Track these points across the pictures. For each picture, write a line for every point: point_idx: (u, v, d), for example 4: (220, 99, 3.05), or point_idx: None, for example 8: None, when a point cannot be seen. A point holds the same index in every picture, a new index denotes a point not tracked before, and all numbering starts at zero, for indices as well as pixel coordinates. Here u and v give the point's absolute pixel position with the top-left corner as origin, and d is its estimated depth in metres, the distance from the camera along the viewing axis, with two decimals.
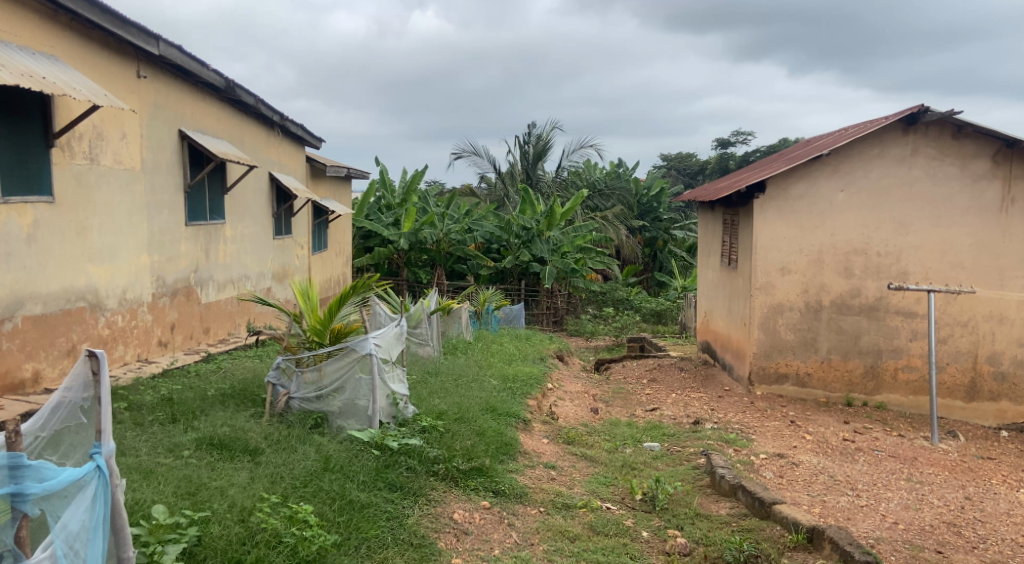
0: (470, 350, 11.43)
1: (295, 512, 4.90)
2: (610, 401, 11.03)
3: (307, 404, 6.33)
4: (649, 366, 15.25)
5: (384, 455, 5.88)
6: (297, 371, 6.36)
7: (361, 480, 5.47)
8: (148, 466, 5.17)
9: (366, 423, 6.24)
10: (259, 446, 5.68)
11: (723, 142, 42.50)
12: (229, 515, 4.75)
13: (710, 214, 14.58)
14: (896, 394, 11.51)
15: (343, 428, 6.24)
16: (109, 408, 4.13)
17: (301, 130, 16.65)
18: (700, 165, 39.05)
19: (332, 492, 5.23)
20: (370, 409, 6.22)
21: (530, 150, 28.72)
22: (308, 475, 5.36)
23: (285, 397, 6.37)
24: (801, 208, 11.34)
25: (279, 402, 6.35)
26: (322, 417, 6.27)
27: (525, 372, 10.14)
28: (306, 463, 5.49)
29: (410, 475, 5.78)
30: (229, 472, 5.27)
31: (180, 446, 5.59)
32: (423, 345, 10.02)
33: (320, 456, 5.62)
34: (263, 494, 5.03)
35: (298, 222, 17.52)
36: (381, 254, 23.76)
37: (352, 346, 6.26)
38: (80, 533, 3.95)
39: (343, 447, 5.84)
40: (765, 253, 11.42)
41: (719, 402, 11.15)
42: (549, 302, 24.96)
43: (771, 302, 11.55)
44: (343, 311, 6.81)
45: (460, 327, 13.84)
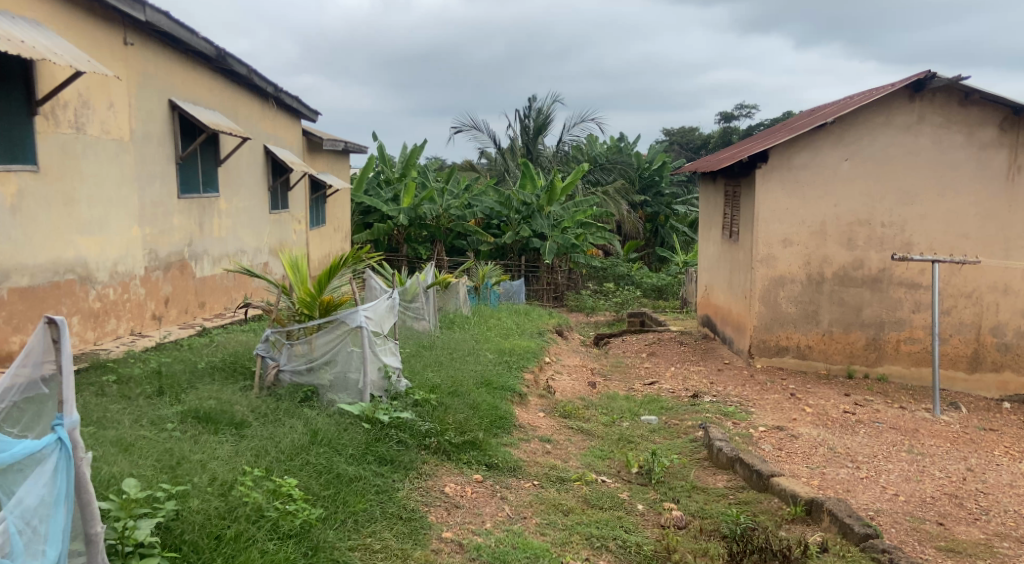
0: (468, 325, 11.33)
1: (279, 486, 4.81)
2: (609, 375, 10.95)
3: (297, 377, 6.21)
4: (649, 340, 15.14)
5: (374, 429, 5.76)
6: (287, 342, 6.24)
7: (351, 453, 5.38)
8: (128, 438, 5.07)
9: (356, 397, 6.12)
10: (246, 419, 5.58)
11: (727, 117, 42.28)
12: (210, 489, 4.65)
13: (711, 185, 14.45)
14: (898, 365, 11.41)
15: (334, 401, 6.12)
16: (70, 377, 3.93)
17: (296, 102, 16.52)
18: (700, 140, 38.84)
19: (320, 466, 5.14)
20: (362, 383, 6.08)
21: (530, 125, 28.55)
22: (295, 448, 5.26)
23: (275, 369, 6.26)
24: (803, 178, 11.22)
25: (269, 374, 6.24)
26: (313, 390, 6.17)
27: (522, 345, 10.04)
28: (294, 436, 5.38)
29: (401, 449, 5.68)
30: (213, 445, 5.17)
31: (166, 418, 5.50)
32: (420, 322, 9.89)
33: (308, 429, 5.52)
34: (246, 468, 4.93)
35: (295, 195, 17.40)
36: (382, 230, 23.97)
37: (343, 319, 6.12)
38: (40, 508, 3.82)
39: (333, 421, 5.72)
40: (765, 224, 11.32)
41: (719, 375, 11.06)
42: (550, 278, 24.81)
43: (772, 275, 11.46)
44: (333, 283, 6.68)
45: (459, 301, 13.73)
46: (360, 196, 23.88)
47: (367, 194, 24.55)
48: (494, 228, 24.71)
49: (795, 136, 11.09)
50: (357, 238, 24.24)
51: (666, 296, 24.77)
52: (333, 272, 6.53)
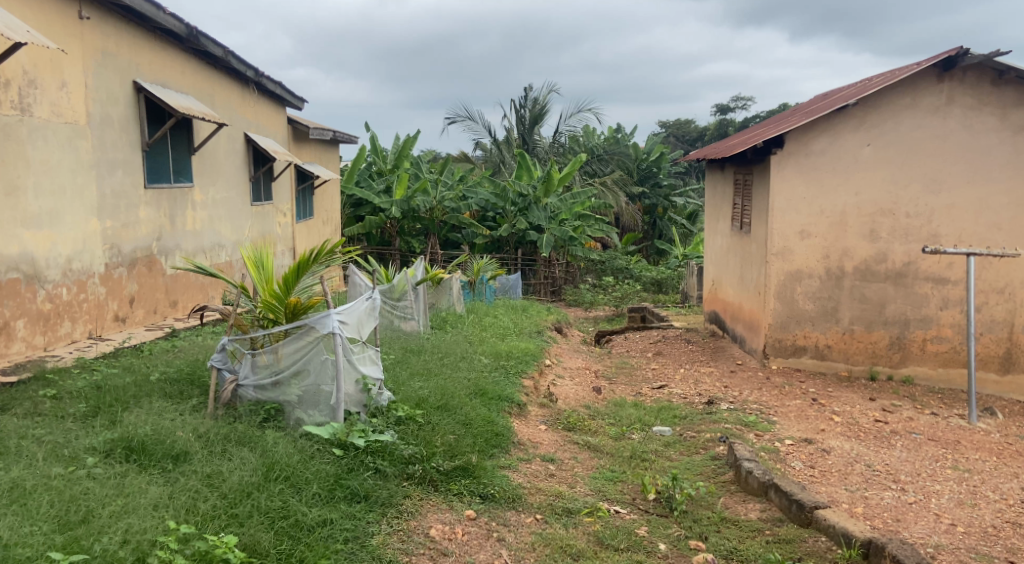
0: (462, 324, 10.49)
1: (214, 546, 4.01)
2: (614, 378, 10.13)
3: (260, 393, 5.38)
4: (653, 337, 14.31)
5: (347, 457, 4.96)
6: (248, 352, 5.40)
7: (313, 492, 4.57)
8: (35, 483, 4.27)
9: (328, 415, 5.29)
10: (188, 450, 4.76)
11: (723, 108, 41.53)
12: (122, 556, 3.85)
13: (720, 174, 13.62)
14: (924, 366, 10.61)
15: (303, 421, 5.29)
16: None
17: (279, 88, 15.65)
18: (698, 131, 38.09)
19: (270, 514, 4.33)
20: (335, 398, 5.26)
21: (526, 115, 27.64)
22: (243, 490, 4.44)
23: (234, 384, 5.41)
24: (822, 165, 10.38)
25: (226, 391, 5.39)
26: (278, 408, 5.35)
27: (521, 347, 9.20)
28: (243, 472, 4.57)
29: (378, 481, 4.87)
30: (140, 488, 4.35)
31: (90, 452, 4.68)
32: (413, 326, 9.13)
33: (264, 461, 4.70)
34: (174, 521, 4.12)
35: (279, 186, 16.74)
36: (373, 223, 23.15)
37: (312, 323, 5.28)
38: None
39: (297, 447, 4.90)
40: (781, 215, 10.50)
41: (732, 377, 10.25)
42: (546, 272, 23.75)
43: (788, 270, 10.64)
44: (303, 282, 5.78)
45: (452, 298, 12.89)
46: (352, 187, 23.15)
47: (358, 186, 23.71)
48: (489, 221, 23.88)
49: (814, 120, 10.25)
50: (349, 232, 23.40)
51: (666, 290, 23.97)
52: (303, 270, 5.65)
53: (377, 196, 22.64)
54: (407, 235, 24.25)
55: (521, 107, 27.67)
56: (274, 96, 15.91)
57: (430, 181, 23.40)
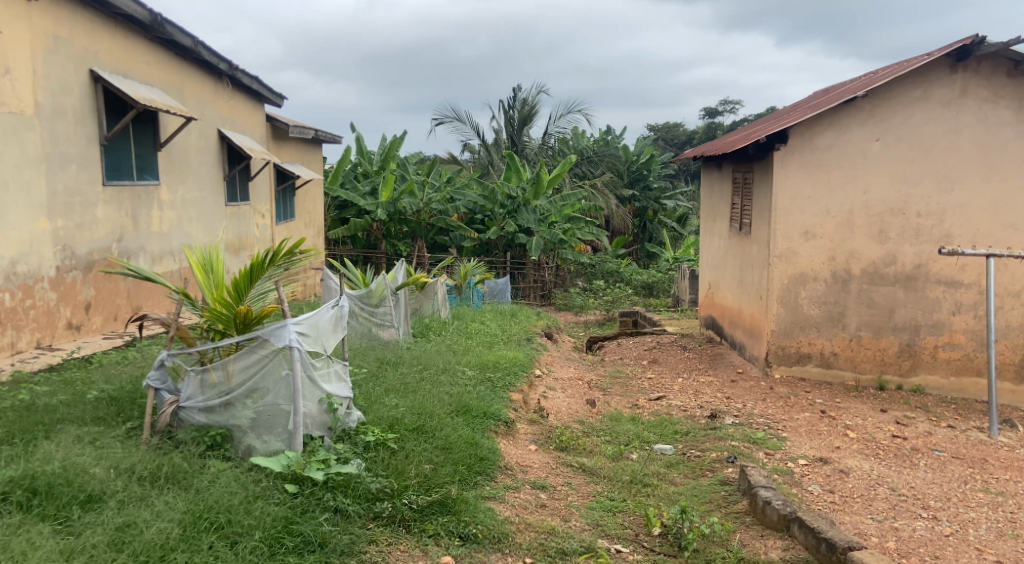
0: (446, 331, 9.83)
1: None
2: (607, 388, 9.47)
3: (206, 417, 4.84)
4: (647, 344, 13.67)
5: (301, 495, 4.45)
6: (192, 370, 4.86)
7: (251, 546, 4.07)
8: None
9: (284, 441, 4.78)
10: (101, 493, 4.27)
11: (711, 112, 41.11)
12: None
13: (717, 173, 13.01)
14: (935, 375, 10.00)
15: (255, 447, 4.78)
16: None
17: (255, 83, 14.96)
18: (687, 134, 37.63)
19: None
20: (292, 422, 4.74)
21: (515, 116, 27.01)
22: (162, 546, 3.94)
23: (175, 407, 4.86)
24: (827, 160, 9.78)
25: (166, 414, 4.84)
26: (226, 433, 4.82)
27: (508, 356, 8.54)
28: (166, 523, 4.06)
29: (337, 525, 4.36)
30: (36, 544, 3.85)
31: None
32: (394, 335, 8.45)
33: (194, 507, 4.20)
34: None
35: (257, 187, 16.05)
36: (358, 226, 22.49)
37: (267, 336, 4.74)
38: None
39: (240, 486, 4.40)
40: (784, 215, 9.88)
41: (733, 388, 9.61)
42: (536, 276, 23.30)
43: (792, 272, 10.01)
44: (258, 286, 5.18)
45: (437, 303, 12.25)
46: (336, 189, 22.46)
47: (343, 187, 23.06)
48: (478, 223, 23.29)
49: (820, 113, 9.65)
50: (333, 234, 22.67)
51: (657, 293, 23.40)
52: (256, 272, 5.07)
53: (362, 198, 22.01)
54: (393, 237, 23.59)
55: (510, 108, 27.04)
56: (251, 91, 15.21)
57: (417, 183, 22.74)
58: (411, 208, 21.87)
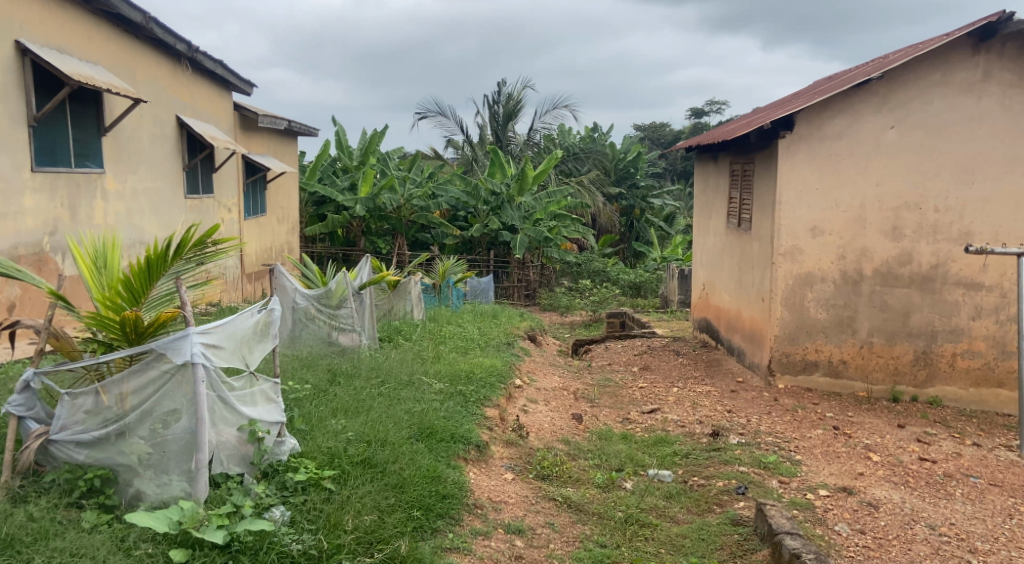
0: (417, 335, 8.90)
1: None
2: (596, 400, 8.57)
3: (87, 451, 4.31)
4: (637, 348, 12.78)
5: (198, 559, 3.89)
6: (65, 395, 4.29)
7: None
8: None
9: (183, 482, 4.27)
10: None
11: (697, 112, 40.40)
12: None
13: (713, 166, 12.13)
14: (953, 386, 9.13)
15: (147, 489, 4.28)
16: None
17: (218, 66, 14.02)
18: (673, 133, 36.87)
19: None
20: (194, 461, 4.23)
21: (499, 110, 26.09)
22: None
23: (44, 438, 4.29)
24: (838, 150, 8.90)
25: (32, 447, 4.26)
26: (111, 473, 4.30)
27: (484, 363, 7.61)
28: None
29: None
30: None
31: None
32: (355, 341, 7.53)
33: None
34: None
35: (221, 178, 15.04)
36: (336, 222, 21.54)
37: (162, 350, 4.21)
38: None
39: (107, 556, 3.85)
40: (790, 210, 9.01)
41: (734, 400, 8.74)
42: (521, 275, 22.26)
43: (798, 272, 9.14)
44: (156, 289, 4.76)
45: (411, 304, 11.35)
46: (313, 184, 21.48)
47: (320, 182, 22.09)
48: (461, 220, 22.38)
49: (830, 97, 8.79)
50: (310, 231, 21.70)
51: (645, 294, 22.56)
52: (155, 274, 4.63)
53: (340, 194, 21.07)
54: (372, 234, 22.63)
55: (495, 103, 26.11)
56: (213, 76, 14.25)
57: (397, 178, 21.80)
58: (391, 204, 20.95)
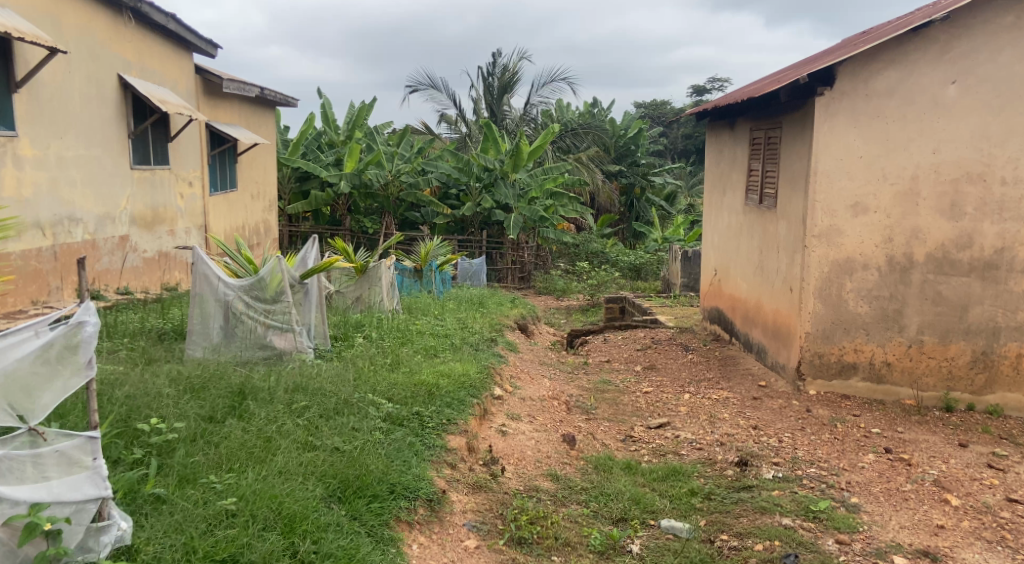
0: (378, 333, 7.42)
1: None
2: (592, 411, 7.15)
3: None
4: (640, 340, 11.35)
5: None
6: None
7: None
8: None
9: None
10: None
11: (699, 89, 38.76)
12: None
13: (729, 134, 10.61)
14: (1017, 393, 7.68)
15: None
16: None
17: (171, 22, 12.70)
18: (673, 111, 35.25)
19: None
20: None
21: (494, 82, 24.41)
22: None
23: None
24: (888, 110, 7.50)
25: None
26: None
27: (454, 370, 6.16)
28: None
29: None
30: None
31: None
32: (294, 348, 6.02)
33: None
34: None
35: (177, 150, 13.48)
36: (320, 200, 20.15)
37: None
38: None
39: None
40: (828, 181, 7.60)
41: (758, 410, 7.32)
42: (514, 256, 20.73)
43: (836, 257, 7.72)
44: None
45: (387, 291, 10.13)
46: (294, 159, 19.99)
47: (302, 156, 20.64)
48: (451, 199, 20.59)
49: (880, 45, 7.36)
50: (291, 208, 20.23)
51: (646, 276, 21.08)
52: None
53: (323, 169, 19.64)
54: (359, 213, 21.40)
55: (489, 74, 24.45)
56: (166, 33, 12.92)
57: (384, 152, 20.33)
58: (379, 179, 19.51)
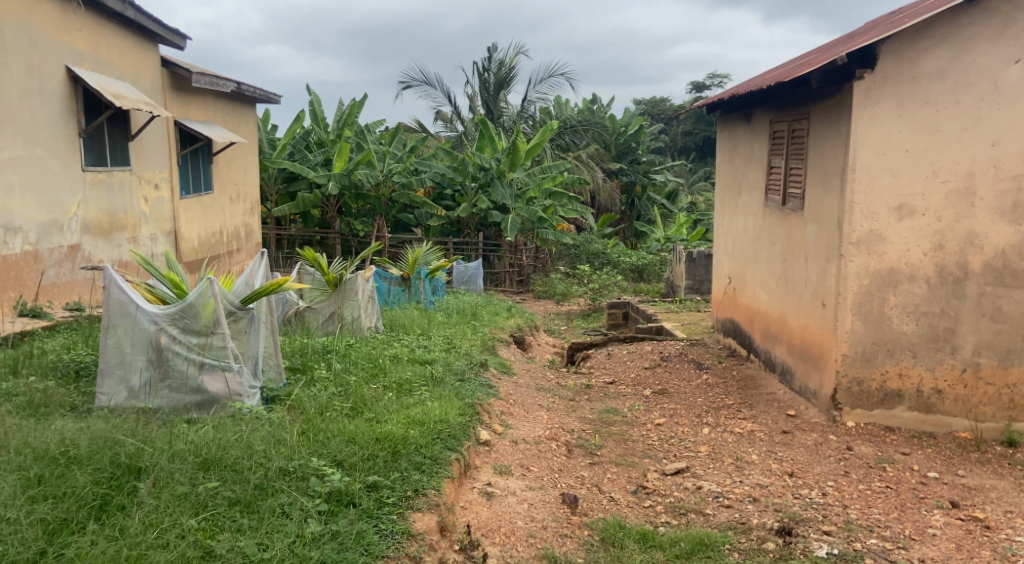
0: (344, 362, 6.33)
1: None
2: (596, 453, 6.08)
3: None
4: (647, 356, 10.27)
5: None
6: None
7: None
8: None
9: None
10: None
11: (699, 85, 37.73)
12: None
13: (745, 127, 9.51)
14: None
15: None
16: None
17: (133, 10, 11.64)
18: (674, 109, 34.20)
19: None
20: None
21: (490, 79, 23.32)
22: None
23: None
24: (939, 96, 6.44)
25: None
26: None
27: (430, 413, 5.10)
28: None
29: None
30: None
31: None
32: (229, 394, 4.91)
33: None
34: None
35: (139, 151, 12.38)
36: (308, 202, 19.07)
37: None
38: None
39: None
40: (869, 179, 6.52)
41: (791, 449, 6.25)
42: (512, 258, 19.65)
43: (877, 267, 6.64)
44: None
45: (365, 308, 9.01)
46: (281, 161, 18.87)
47: (290, 156, 19.58)
48: (447, 200, 19.65)
49: (929, 20, 6.31)
50: (278, 212, 19.15)
51: (648, 278, 20.03)
52: None
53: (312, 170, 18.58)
54: (350, 216, 20.24)
55: (485, 71, 23.33)
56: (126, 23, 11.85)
57: (375, 152, 19.23)
58: (369, 180, 18.41)
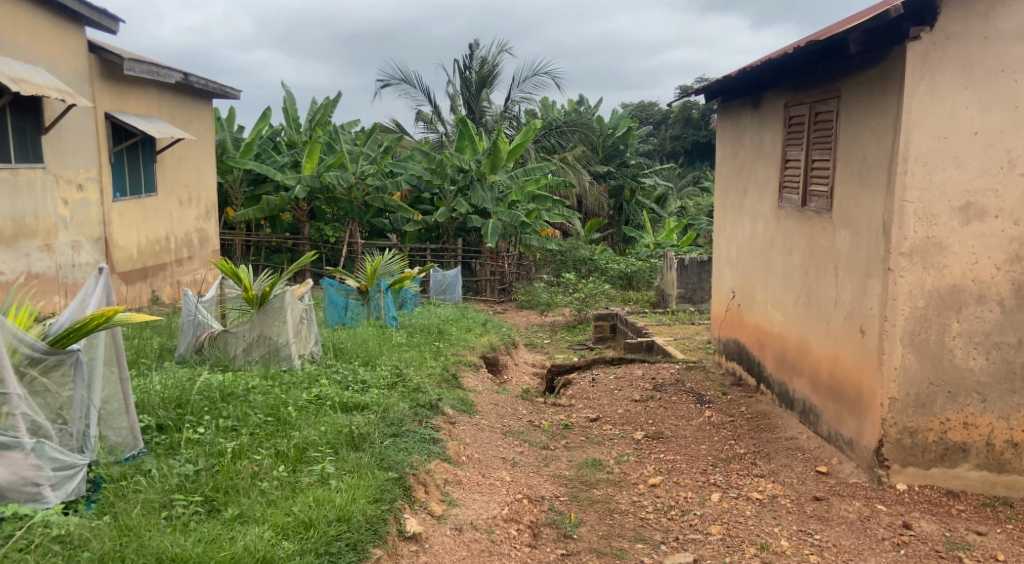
0: (235, 413, 4.74)
1: None
2: (573, 537, 4.56)
3: None
4: (637, 382, 8.74)
5: None
6: None
7: None
8: None
9: None
10: None
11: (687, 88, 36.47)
12: None
13: (752, 116, 8.00)
14: None
15: None
16: None
17: None
18: (662, 113, 32.97)
19: None
20: None
21: (472, 77, 21.78)
22: None
23: None
24: (1017, 61, 4.94)
25: None
26: None
27: (331, 513, 3.79)
28: None
29: None
30: None
31: None
32: (16, 485, 3.48)
33: None
34: None
35: (55, 145, 10.72)
36: (273, 206, 17.43)
37: None
38: None
39: None
40: (928, 171, 5.01)
41: (832, 530, 4.75)
42: (492, 266, 18.04)
43: (936, 285, 5.14)
44: None
45: (301, 332, 7.41)
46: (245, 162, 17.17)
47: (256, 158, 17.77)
48: (425, 203, 18.02)
49: None
50: (241, 217, 17.46)
51: (638, 286, 18.52)
52: None
53: (279, 173, 16.97)
54: (321, 220, 18.59)
55: (466, 69, 21.83)
56: None
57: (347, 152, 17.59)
58: (341, 183, 16.81)
